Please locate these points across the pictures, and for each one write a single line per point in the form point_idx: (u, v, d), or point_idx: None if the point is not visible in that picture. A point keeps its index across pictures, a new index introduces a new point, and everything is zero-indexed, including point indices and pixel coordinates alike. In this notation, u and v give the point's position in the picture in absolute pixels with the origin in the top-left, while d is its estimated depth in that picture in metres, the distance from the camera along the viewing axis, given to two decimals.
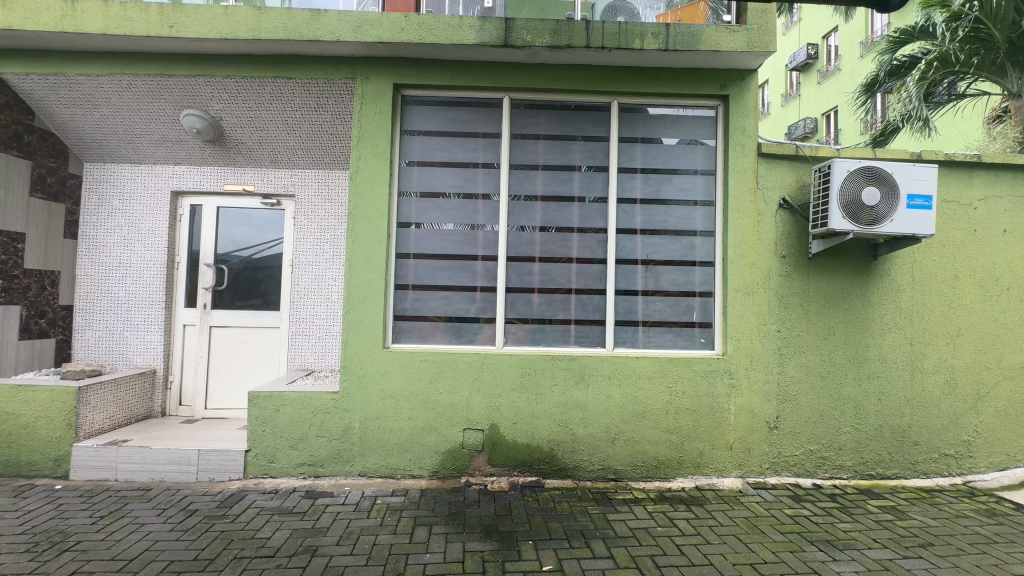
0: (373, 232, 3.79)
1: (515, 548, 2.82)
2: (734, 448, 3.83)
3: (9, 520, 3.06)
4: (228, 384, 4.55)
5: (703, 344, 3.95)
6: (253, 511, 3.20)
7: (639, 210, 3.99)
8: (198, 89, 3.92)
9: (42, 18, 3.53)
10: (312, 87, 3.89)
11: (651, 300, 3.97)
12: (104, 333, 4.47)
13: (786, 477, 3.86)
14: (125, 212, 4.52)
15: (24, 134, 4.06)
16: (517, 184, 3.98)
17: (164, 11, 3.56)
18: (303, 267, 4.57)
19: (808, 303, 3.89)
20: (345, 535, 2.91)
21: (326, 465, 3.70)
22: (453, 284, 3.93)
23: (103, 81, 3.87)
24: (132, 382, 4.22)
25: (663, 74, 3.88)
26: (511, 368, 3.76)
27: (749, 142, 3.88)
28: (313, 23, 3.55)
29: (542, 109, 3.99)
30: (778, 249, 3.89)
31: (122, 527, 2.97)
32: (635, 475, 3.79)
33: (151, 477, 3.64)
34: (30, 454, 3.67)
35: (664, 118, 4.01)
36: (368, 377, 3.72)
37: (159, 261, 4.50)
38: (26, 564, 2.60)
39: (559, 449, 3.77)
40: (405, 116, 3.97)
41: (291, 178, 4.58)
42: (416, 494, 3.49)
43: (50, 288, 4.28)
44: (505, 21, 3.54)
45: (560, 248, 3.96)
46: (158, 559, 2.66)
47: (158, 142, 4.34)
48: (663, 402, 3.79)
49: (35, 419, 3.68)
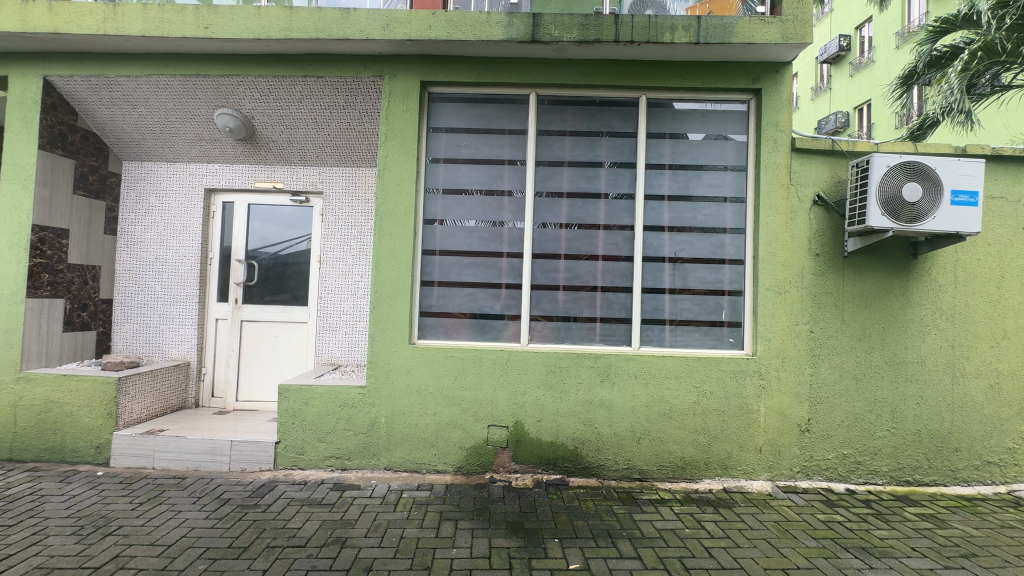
0: (400, 229, 3.82)
1: (541, 545, 2.82)
2: (763, 450, 3.74)
3: (55, 503, 3.20)
4: (259, 377, 4.66)
5: (732, 344, 3.87)
6: (284, 502, 3.27)
7: (666, 207, 3.93)
8: (231, 88, 4.01)
9: (85, 22, 3.66)
10: (341, 86, 3.95)
11: (678, 299, 3.90)
12: (142, 325, 4.64)
13: (818, 481, 3.76)
14: (162, 209, 4.67)
15: (67, 133, 4.22)
16: (543, 181, 3.96)
17: (199, 13, 3.65)
18: (331, 264, 4.63)
19: (843, 303, 3.78)
20: (373, 528, 2.96)
21: (354, 458, 3.76)
22: (478, 281, 3.94)
23: (142, 82, 4.01)
24: (167, 374, 4.36)
25: (693, 68, 3.80)
26: (536, 365, 3.76)
27: (783, 137, 3.77)
28: (342, 22, 3.58)
29: (569, 105, 3.96)
30: (811, 247, 3.78)
31: (160, 514, 3.08)
32: (660, 475, 3.75)
33: (186, 466, 3.76)
34: (74, 441, 3.84)
35: (693, 113, 3.94)
36: (394, 372, 3.76)
37: (193, 257, 4.63)
38: (72, 546, 2.71)
39: (583, 448, 3.75)
40: (432, 113, 3.98)
41: (319, 175, 4.64)
42: (441, 489, 3.52)
43: (92, 283, 4.44)
44: (533, 16, 3.51)
45: (585, 245, 3.93)
46: (194, 545, 2.74)
47: (192, 142, 4.46)
48: (691, 402, 3.73)
49: (78, 407, 3.85)
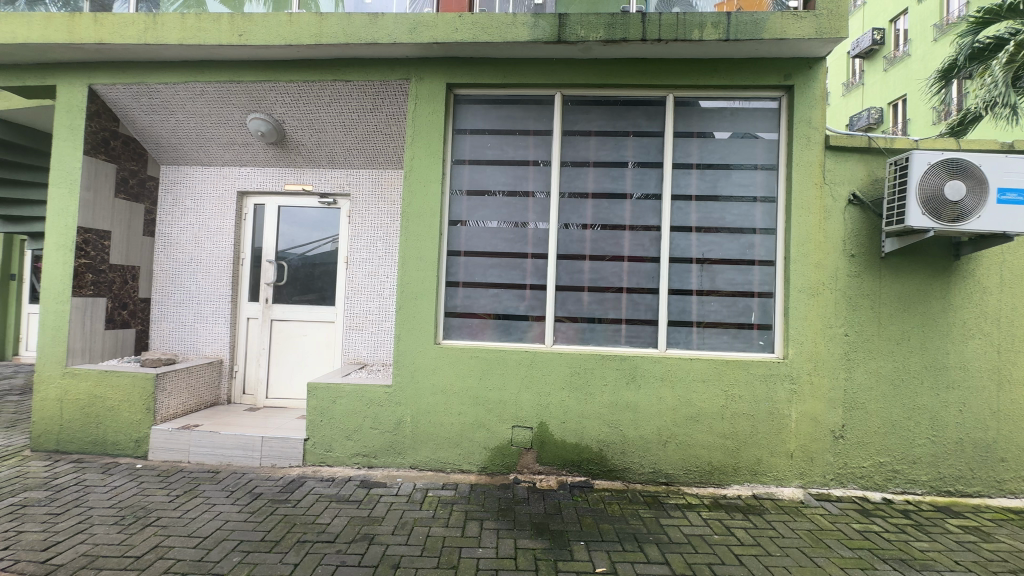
0: (426, 230, 3.86)
1: (567, 548, 2.81)
2: (795, 456, 3.65)
3: (98, 493, 3.35)
4: (288, 375, 4.77)
5: (762, 347, 3.78)
6: (313, 498, 3.34)
7: (694, 207, 3.86)
8: (264, 93, 4.12)
9: (127, 32, 3.81)
10: (368, 89, 4.01)
11: (706, 300, 3.83)
12: (177, 324, 4.80)
13: (852, 490, 3.64)
14: (196, 211, 4.83)
15: (110, 139, 4.42)
16: (568, 182, 3.94)
17: (234, 21, 3.75)
18: (357, 264, 4.70)
19: (880, 306, 3.65)
20: (399, 525, 2.99)
21: (380, 456, 3.81)
22: (503, 282, 3.95)
23: (179, 89, 4.15)
24: (201, 370, 4.50)
25: (722, 66, 3.72)
26: (561, 366, 3.74)
27: (816, 135, 3.67)
28: (371, 27, 3.64)
29: (595, 105, 3.93)
30: (846, 248, 3.67)
31: (196, 506, 3.18)
32: (687, 480, 3.68)
33: (219, 460, 3.88)
34: (115, 435, 4.00)
35: (722, 112, 3.86)
36: (420, 372, 3.80)
37: (226, 258, 4.77)
38: (114, 535, 2.82)
39: (608, 451, 3.72)
40: (458, 115, 4.01)
41: (346, 177, 4.72)
42: (465, 488, 3.54)
43: (131, 282, 4.63)
44: (558, 16, 3.50)
45: (610, 246, 3.90)
46: (228, 538, 2.82)
47: (226, 146, 4.60)
48: (719, 406, 3.66)
49: (118, 401, 4.01)
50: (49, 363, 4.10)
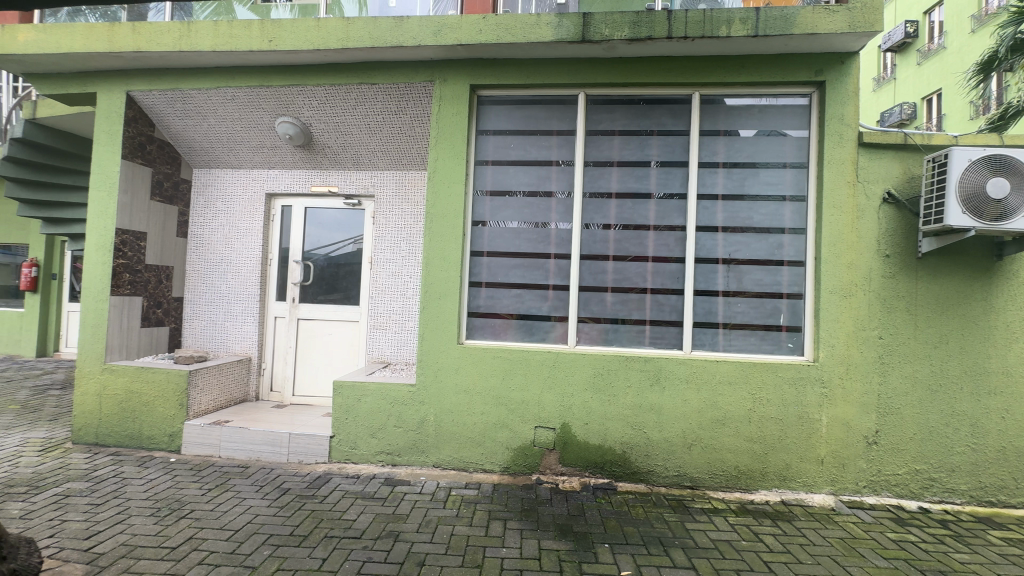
0: (449, 230, 3.88)
1: (591, 550, 2.79)
2: (825, 462, 3.55)
3: (135, 486, 3.47)
4: (314, 373, 4.86)
5: (792, 349, 3.69)
6: (339, 494, 3.40)
7: (720, 206, 3.79)
8: (292, 97, 4.21)
9: (162, 40, 3.94)
10: (393, 92, 4.06)
11: (733, 301, 3.76)
12: (209, 322, 4.94)
13: (886, 497, 3.53)
14: (227, 212, 4.96)
15: (146, 144, 4.58)
16: (592, 182, 3.92)
17: (264, 27, 3.83)
18: (381, 265, 4.76)
19: (917, 308, 3.53)
20: (424, 523, 3.02)
21: (403, 454, 3.86)
22: (526, 282, 3.95)
23: (212, 94, 4.28)
24: (231, 368, 4.62)
25: (750, 62, 3.65)
26: (584, 367, 3.72)
27: (849, 132, 3.57)
28: (396, 30, 3.68)
29: (619, 104, 3.90)
30: (881, 248, 3.55)
31: (227, 500, 3.27)
32: (713, 485, 3.62)
33: (249, 455, 3.98)
34: (150, 429, 4.14)
35: (749, 109, 3.79)
36: (443, 371, 3.83)
37: (255, 258, 4.89)
38: (151, 526, 2.93)
39: (632, 453, 3.68)
40: (481, 116, 4.03)
41: (370, 179, 4.79)
42: (488, 488, 3.55)
43: (165, 282, 4.79)
44: (583, 16, 3.48)
45: (634, 246, 3.86)
46: (259, 532, 2.89)
47: (255, 149, 4.72)
48: (746, 409, 3.59)
49: (154, 397, 4.14)
50: (89, 360, 4.27)
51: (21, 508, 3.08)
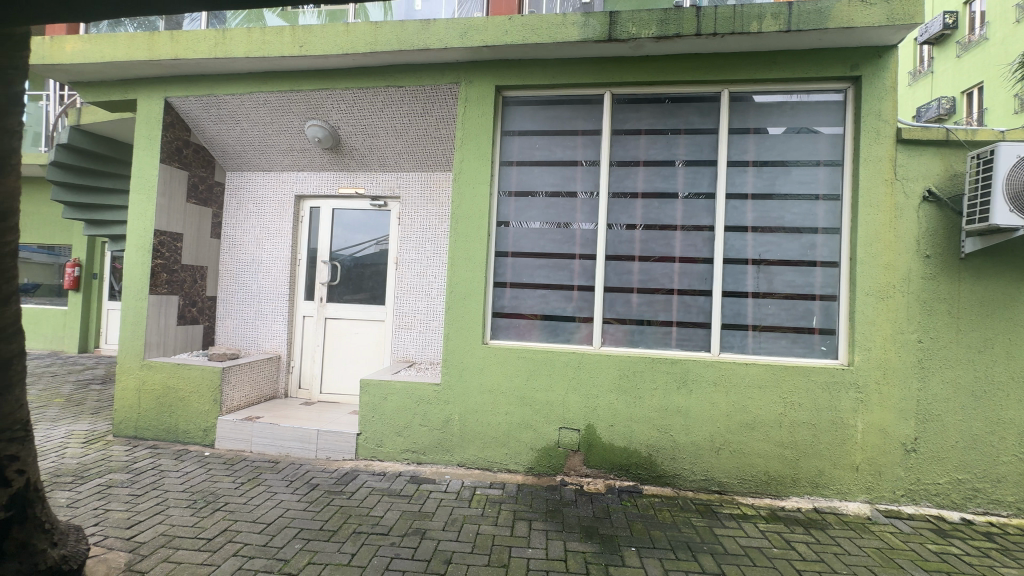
0: (474, 230, 3.91)
1: (618, 553, 2.77)
2: (861, 470, 3.44)
3: (173, 478, 3.60)
4: (341, 371, 4.96)
5: (825, 353, 3.58)
6: (366, 491, 3.46)
7: (750, 206, 3.71)
8: (321, 101, 4.31)
9: (199, 47, 4.07)
10: (419, 94, 4.11)
11: (763, 303, 3.68)
12: (241, 321, 5.08)
13: (926, 508, 3.40)
14: (258, 214, 5.10)
15: (182, 148, 4.74)
16: (618, 182, 3.89)
17: (295, 32, 3.92)
18: (406, 265, 4.82)
19: (959, 310, 3.39)
20: (449, 522, 3.05)
21: (428, 452, 3.89)
22: (550, 282, 3.95)
23: (245, 99, 4.41)
24: (261, 365, 4.74)
25: (782, 58, 3.57)
26: (609, 369, 3.69)
27: (887, 128, 3.45)
28: (423, 33, 3.71)
29: (645, 103, 3.86)
30: (920, 248, 3.42)
31: (259, 494, 3.37)
32: (742, 490, 3.55)
33: (279, 451, 4.08)
34: (186, 424, 4.29)
35: (780, 106, 3.70)
36: (467, 371, 3.85)
37: (284, 258, 5.01)
38: (189, 517, 3.03)
39: (658, 456, 3.64)
40: (506, 117, 4.04)
41: (396, 181, 4.86)
42: (513, 488, 3.55)
43: (200, 281, 4.96)
44: (609, 15, 3.45)
45: (661, 246, 3.81)
46: (290, 525, 2.96)
47: (285, 152, 4.83)
48: (777, 413, 3.50)
49: (189, 393, 4.29)
50: (129, 356, 4.45)
51: (68, 497, 3.23)
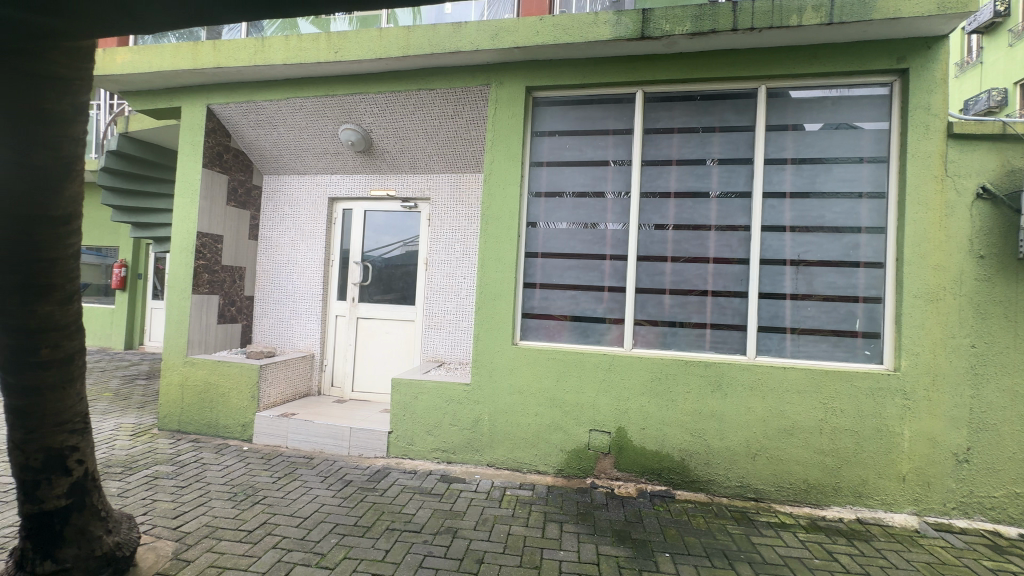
0: (504, 231, 3.91)
1: (652, 559, 2.72)
2: (907, 480, 3.29)
3: (214, 471, 3.74)
4: (372, 370, 5.05)
5: (869, 357, 3.44)
6: (398, 488, 3.51)
7: (788, 205, 3.60)
8: (355, 106, 4.40)
9: (240, 55, 4.21)
10: (450, 97, 4.15)
11: (802, 305, 3.56)
12: (276, 319, 5.23)
13: (979, 522, 3.22)
14: (293, 216, 5.25)
15: (223, 153, 4.92)
16: (650, 181, 3.83)
17: (331, 39, 4.02)
18: (436, 266, 4.87)
19: (1017, 314, 3.21)
20: (480, 522, 3.06)
21: (458, 452, 3.92)
22: (581, 283, 3.92)
23: (282, 104, 4.54)
24: (296, 363, 4.87)
25: (823, 52, 3.45)
26: (641, 371, 3.64)
27: (936, 122, 3.29)
28: (455, 36, 3.73)
29: (678, 101, 3.79)
30: (974, 248, 3.25)
31: (296, 489, 3.46)
32: (779, 498, 3.44)
33: (313, 447, 4.18)
34: (226, 419, 4.45)
35: (821, 102, 3.58)
36: (497, 372, 3.86)
37: (318, 259, 5.14)
38: (230, 509, 3.14)
39: (691, 461, 3.57)
40: (536, 118, 4.04)
41: (427, 183, 4.92)
42: (543, 490, 3.54)
43: (238, 281, 5.13)
44: (642, 12, 3.40)
45: (694, 247, 3.74)
46: (326, 520, 3.03)
47: (320, 155, 4.96)
48: (817, 419, 3.38)
49: (229, 389, 4.44)
50: (173, 353, 4.63)
51: (119, 487, 3.39)
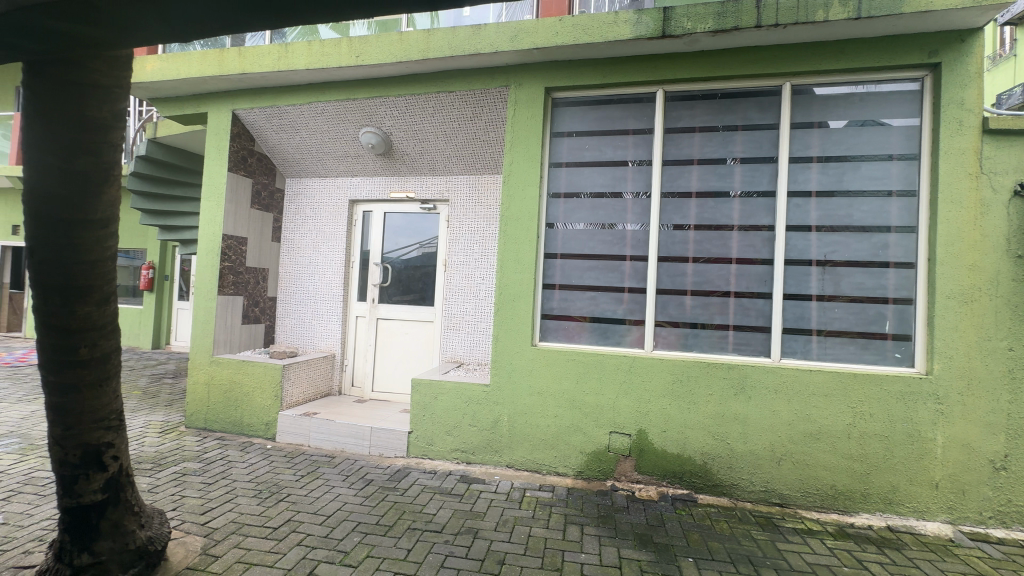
0: (524, 232, 3.91)
1: (675, 563, 2.69)
2: (941, 487, 3.19)
3: (240, 468, 3.82)
4: (391, 370, 5.09)
5: (899, 360, 3.35)
6: (418, 488, 3.53)
7: (814, 204, 3.53)
8: (375, 109, 4.45)
9: (264, 61, 4.30)
10: (469, 99, 4.17)
11: (829, 306, 3.48)
12: (298, 320, 5.32)
13: (1018, 532, 3.10)
14: (315, 218, 5.34)
15: (247, 157, 5.03)
16: (670, 181, 3.79)
17: (352, 44, 4.07)
18: (455, 267, 4.90)
19: None
20: (501, 522, 3.06)
21: (477, 452, 3.93)
22: (601, 284, 3.90)
23: (305, 109, 4.63)
24: (318, 363, 4.95)
25: (850, 47, 3.37)
26: (662, 373, 3.60)
27: (971, 118, 3.19)
28: (474, 38, 3.75)
29: (699, 100, 3.75)
30: (1010, 248, 3.14)
31: (319, 487, 3.51)
32: (806, 504, 3.36)
33: (335, 446, 4.24)
34: (250, 417, 4.54)
35: (848, 98, 3.49)
36: (516, 373, 3.86)
37: (339, 260, 5.21)
38: (256, 506, 3.21)
39: (714, 464, 3.51)
40: (555, 118, 4.03)
41: (445, 184, 4.95)
42: (563, 492, 3.53)
43: (262, 282, 5.24)
44: (663, 11, 3.36)
45: (717, 247, 3.68)
46: (348, 519, 3.07)
47: (341, 158, 5.03)
48: (845, 424, 3.30)
49: (253, 388, 4.53)
50: (199, 353, 4.75)
51: (149, 483, 3.49)
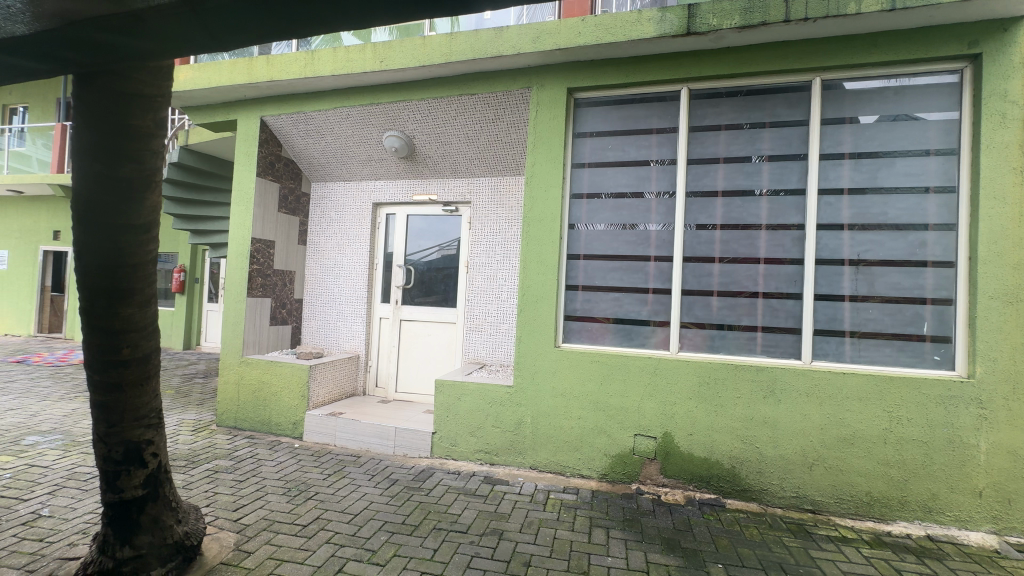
0: (546, 233, 3.91)
1: (704, 569, 2.64)
2: (985, 495, 3.06)
3: (269, 466, 3.91)
4: (414, 371, 5.14)
5: (938, 363, 3.22)
6: (443, 489, 3.55)
7: (846, 202, 3.43)
8: (399, 113, 4.52)
9: (291, 68, 4.40)
10: (491, 101, 4.19)
11: (863, 307, 3.37)
12: (324, 321, 5.42)
13: None
14: (340, 222, 5.43)
15: (275, 162, 5.15)
16: (696, 180, 3.74)
17: (377, 50, 4.14)
18: (477, 269, 4.92)
19: None
20: (526, 524, 3.06)
21: (501, 453, 3.94)
22: (624, 285, 3.86)
23: (331, 114, 4.72)
24: (343, 364, 5.03)
25: (884, 39, 3.26)
26: (688, 375, 3.54)
27: (1015, 110, 3.05)
28: (496, 40, 3.77)
29: (725, 97, 3.68)
30: None
31: (345, 486, 3.57)
32: (839, 510, 3.27)
33: (360, 446, 4.30)
34: (278, 417, 4.64)
35: (882, 93, 3.39)
36: (539, 374, 3.85)
37: (363, 263, 5.29)
38: (285, 504, 3.27)
39: (742, 469, 3.44)
40: (577, 119, 4.01)
41: (467, 186, 4.98)
42: (587, 494, 3.51)
43: (289, 284, 5.36)
44: (688, 8, 3.32)
45: (744, 247, 3.61)
46: (375, 518, 3.10)
47: (365, 162, 5.11)
48: (881, 429, 3.19)
49: (281, 388, 4.64)
50: (229, 353, 4.87)
51: (183, 479, 3.60)
